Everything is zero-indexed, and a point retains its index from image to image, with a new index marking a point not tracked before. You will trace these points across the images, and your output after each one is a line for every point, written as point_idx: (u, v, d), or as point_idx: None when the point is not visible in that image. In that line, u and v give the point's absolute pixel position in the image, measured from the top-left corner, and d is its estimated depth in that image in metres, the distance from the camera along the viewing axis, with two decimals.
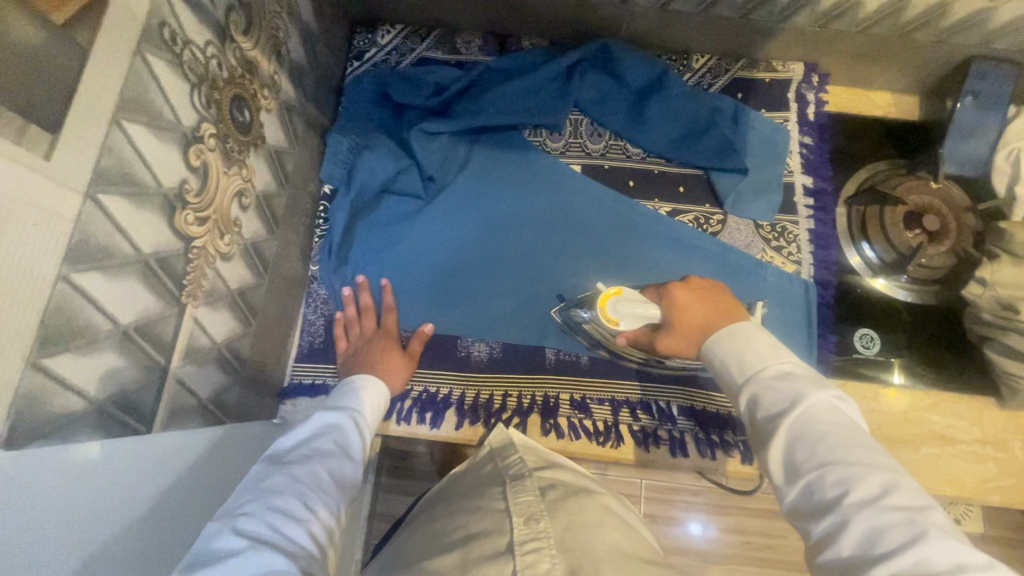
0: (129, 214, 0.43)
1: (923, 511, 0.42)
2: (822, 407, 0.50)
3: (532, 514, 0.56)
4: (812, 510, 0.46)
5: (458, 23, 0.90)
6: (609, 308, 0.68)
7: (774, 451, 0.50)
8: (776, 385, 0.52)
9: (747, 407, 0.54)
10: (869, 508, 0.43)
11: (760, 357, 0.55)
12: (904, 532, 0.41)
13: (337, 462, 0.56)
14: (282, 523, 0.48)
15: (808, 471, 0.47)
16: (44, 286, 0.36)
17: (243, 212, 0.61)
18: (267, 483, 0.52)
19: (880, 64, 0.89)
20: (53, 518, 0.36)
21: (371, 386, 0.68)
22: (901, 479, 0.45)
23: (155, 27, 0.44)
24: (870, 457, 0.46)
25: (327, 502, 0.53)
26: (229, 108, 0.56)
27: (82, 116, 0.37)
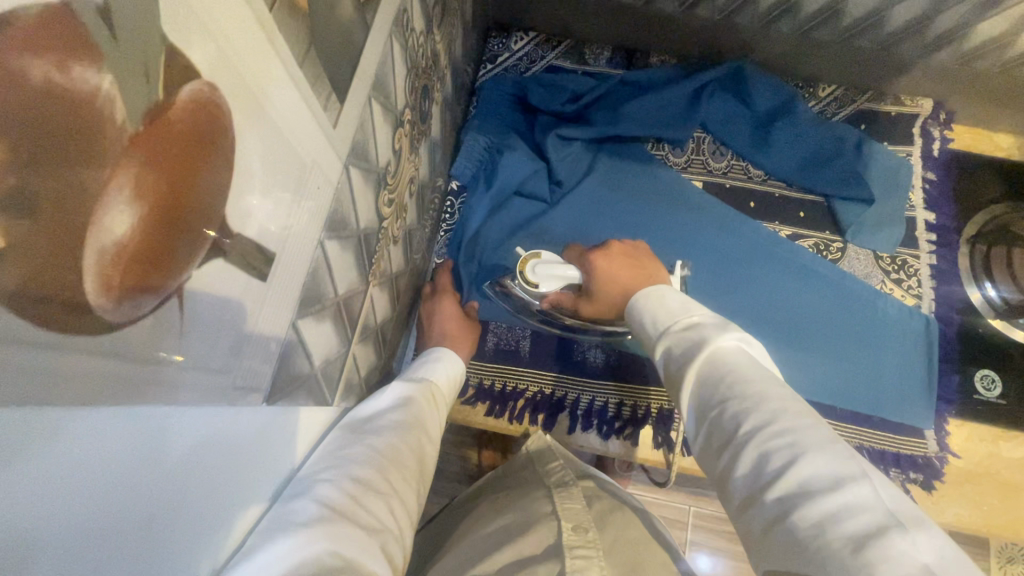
0: (359, 186, 0.44)
1: (808, 431, 0.39)
2: (726, 350, 0.48)
3: (582, 522, 0.55)
4: (715, 446, 0.44)
5: (590, 35, 0.92)
6: (528, 266, 0.70)
7: (687, 397, 0.48)
8: (686, 334, 0.52)
9: (662, 360, 0.53)
10: (757, 436, 0.40)
11: (670, 314, 0.56)
12: (786, 454, 0.38)
13: (413, 439, 0.50)
14: (362, 494, 0.41)
15: (712, 409, 0.45)
16: (311, 249, 0.37)
17: (410, 198, 0.63)
18: (344, 452, 0.45)
19: (1012, 107, 0.89)
20: (243, 471, 0.35)
21: (450, 362, 0.67)
22: (786, 402, 0.42)
23: (401, 13, 0.46)
24: (762, 388, 0.43)
25: (405, 481, 0.46)
26: (420, 96, 0.58)
27: (356, 90, 0.39)
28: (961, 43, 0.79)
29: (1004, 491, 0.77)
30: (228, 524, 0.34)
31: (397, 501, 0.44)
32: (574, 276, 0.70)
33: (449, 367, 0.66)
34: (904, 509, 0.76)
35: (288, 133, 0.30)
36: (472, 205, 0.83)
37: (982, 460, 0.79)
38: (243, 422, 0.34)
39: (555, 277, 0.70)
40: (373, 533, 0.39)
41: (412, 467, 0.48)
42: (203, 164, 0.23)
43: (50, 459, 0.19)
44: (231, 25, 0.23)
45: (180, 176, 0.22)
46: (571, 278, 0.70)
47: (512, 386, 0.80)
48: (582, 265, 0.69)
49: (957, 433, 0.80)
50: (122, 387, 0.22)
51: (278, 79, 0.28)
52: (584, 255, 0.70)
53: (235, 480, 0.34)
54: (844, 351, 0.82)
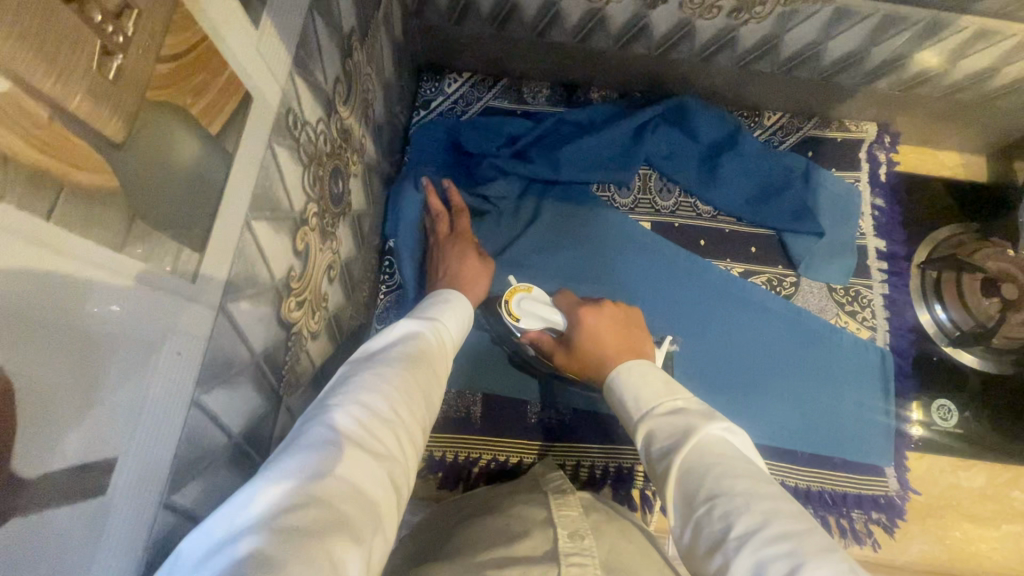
0: (249, 313, 0.40)
1: (802, 538, 0.35)
2: (712, 441, 0.44)
3: (578, 529, 0.51)
4: (702, 550, 0.39)
5: (527, 73, 0.88)
6: (512, 301, 0.69)
7: (669, 489, 0.43)
8: (668, 419, 0.48)
9: (642, 445, 0.49)
10: (748, 543, 0.36)
11: (653, 394, 0.51)
12: (783, 565, 0.34)
13: (423, 371, 0.51)
14: (372, 421, 0.43)
15: (699, 506, 0.40)
16: (180, 415, 0.33)
17: (331, 284, 0.58)
18: (354, 377, 0.47)
19: (955, 127, 0.88)
20: (210, 444, 0.37)
21: (458, 304, 0.65)
22: (780, 503, 0.38)
23: (284, 115, 0.41)
24: (753, 486, 0.39)
25: (414, 414, 0.48)
26: (329, 180, 0.53)
27: (223, 226, 0.34)
28: (900, 72, 0.78)
29: (964, 522, 0.78)
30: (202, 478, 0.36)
31: (405, 432, 0.45)
32: (557, 322, 0.70)
33: (459, 308, 0.65)
34: (868, 551, 0.76)
35: (114, 326, 0.26)
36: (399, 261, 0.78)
37: (942, 491, 0.79)
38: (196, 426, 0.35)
39: (537, 317, 0.70)
40: (381, 461, 0.41)
41: (422, 398, 0.49)
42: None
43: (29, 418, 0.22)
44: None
45: None
46: (554, 322, 0.70)
47: (465, 456, 0.76)
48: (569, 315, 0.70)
49: (917, 466, 0.80)
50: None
51: (81, 283, 0.23)
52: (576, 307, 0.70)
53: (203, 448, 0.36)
54: (802, 391, 0.81)
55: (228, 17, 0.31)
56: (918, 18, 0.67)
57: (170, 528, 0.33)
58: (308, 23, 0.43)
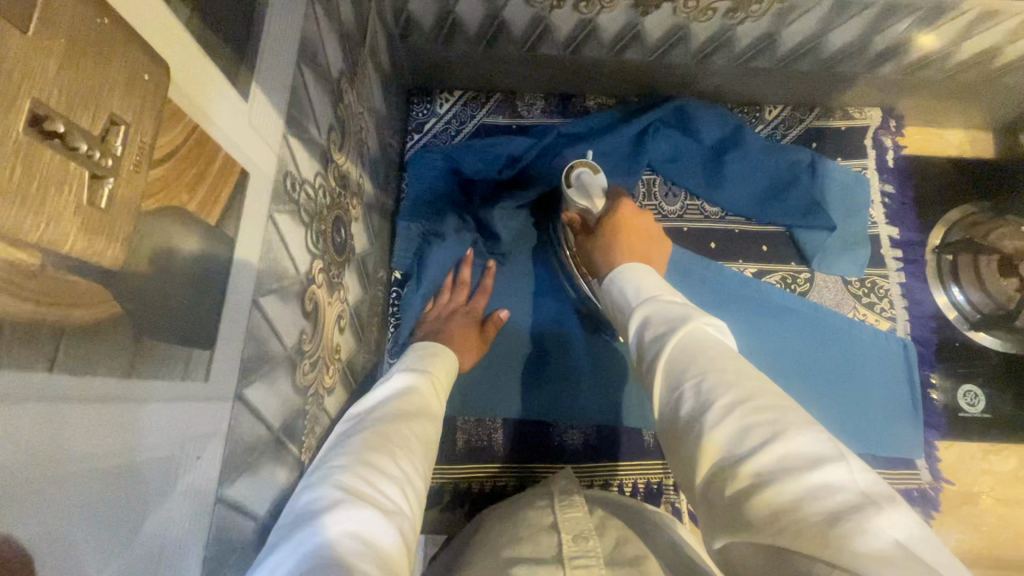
0: (265, 391, 0.38)
1: (787, 409, 0.34)
2: (707, 331, 0.41)
3: (582, 531, 0.50)
4: (680, 428, 0.37)
5: (518, 86, 0.85)
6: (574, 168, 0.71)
7: (656, 376, 0.40)
8: (667, 306, 0.45)
9: (636, 329, 0.45)
10: (733, 411, 0.34)
11: (653, 288, 0.48)
12: (767, 429, 0.32)
13: (421, 424, 0.51)
14: (376, 478, 0.42)
15: (685, 382, 0.38)
16: (206, 518, 0.31)
17: (342, 333, 0.57)
18: (354, 439, 0.47)
19: (960, 106, 0.86)
20: (237, 539, 0.35)
21: (434, 353, 0.64)
22: (767, 381, 0.36)
23: (282, 181, 0.39)
24: (742, 366, 0.37)
25: (418, 464, 0.47)
26: (331, 231, 0.51)
27: (232, 316, 0.32)
28: (902, 57, 0.76)
29: (1000, 508, 0.77)
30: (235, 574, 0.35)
31: (412, 482, 0.44)
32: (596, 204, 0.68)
33: (437, 357, 0.64)
34: None
35: (124, 458, 0.24)
36: (405, 305, 0.76)
37: (975, 479, 0.78)
38: (224, 521, 0.33)
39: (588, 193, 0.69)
40: (391, 515, 0.39)
41: (423, 451, 0.48)
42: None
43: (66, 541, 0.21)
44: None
45: None
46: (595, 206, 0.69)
47: (490, 485, 0.75)
48: (611, 200, 0.67)
49: (948, 456, 0.79)
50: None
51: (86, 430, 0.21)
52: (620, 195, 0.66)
53: (230, 543, 0.34)
54: (828, 390, 0.80)
55: (216, 98, 0.29)
56: (920, 5, 0.65)
57: None
58: (298, 79, 0.41)
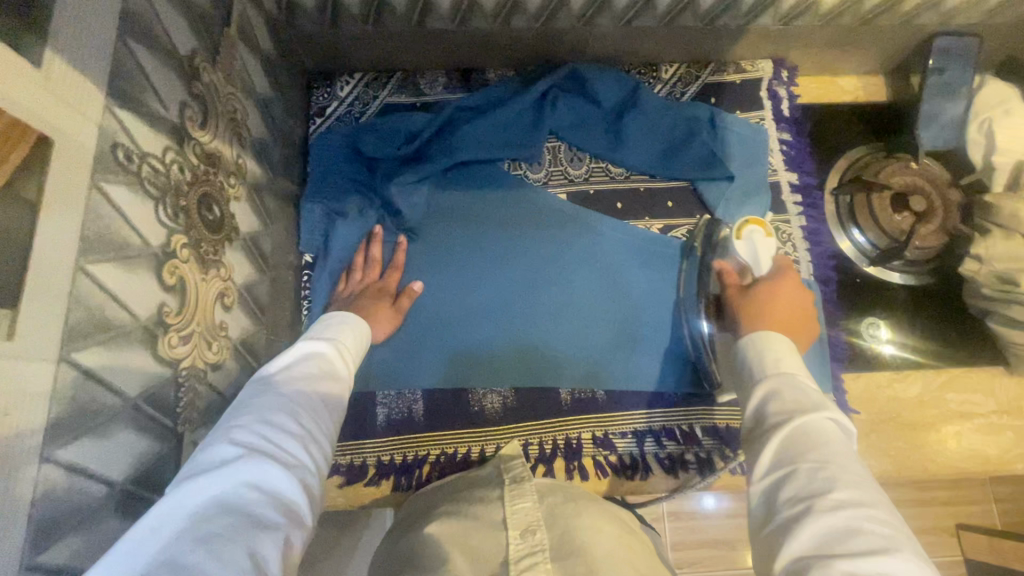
0: (108, 361, 0.39)
1: (903, 535, 0.39)
2: (835, 428, 0.46)
3: (529, 525, 0.55)
4: (783, 502, 0.42)
5: (418, 64, 0.86)
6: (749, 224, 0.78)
7: (770, 443, 0.46)
8: (798, 388, 0.50)
9: (761, 392, 0.51)
10: (847, 510, 0.39)
11: (794, 364, 0.53)
12: (876, 540, 0.38)
13: (327, 386, 0.53)
14: (279, 436, 0.45)
15: (805, 461, 0.43)
16: (26, 476, 0.32)
17: (228, 311, 0.57)
18: (257, 397, 0.48)
19: (847, 52, 0.89)
20: (78, 498, 0.36)
21: (356, 324, 0.66)
22: (888, 502, 0.41)
23: (109, 151, 0.39)
24: (866, 480, 0.42)
25: (322, 423, 0.50)
26: (197, 208, 0.51)
27: (43, 278, 0.33)
28: (777, 6, 0.78)
29: (908, 431, 0.81)
30: (76, 533, 0.36)
31: (316, 440, 0.47)
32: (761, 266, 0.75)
33: (357, 326, 0.66)
34: None
35: None
36: (315, 286, 0.77)
37: (883, 406, 0.81)
38: (54, 480, 0.34)
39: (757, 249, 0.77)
40: (292, 470, 0.43)
41: (327, 409, 0.51)
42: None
43: None
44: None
45: None
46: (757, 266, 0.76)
47: (414, 455, 0.76)
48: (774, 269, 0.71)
49: (855, 386, 0.82)
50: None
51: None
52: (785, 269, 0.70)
53: (68, 503, 0.35)
54: None
55: None
56: None
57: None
58: (122, 52, 0.41)
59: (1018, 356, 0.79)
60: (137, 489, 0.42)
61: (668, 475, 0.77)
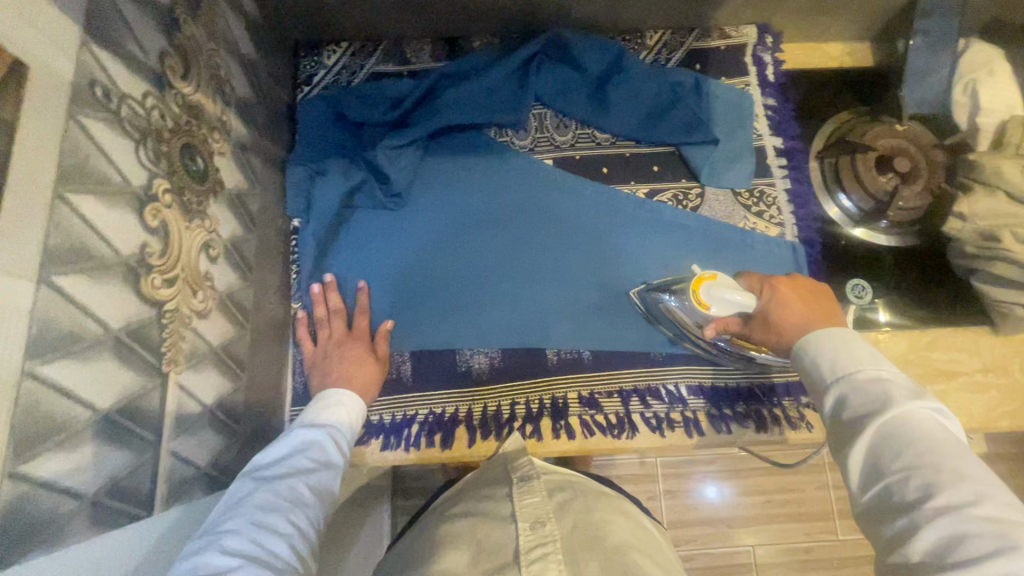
0: (89, 290, 0.40)
1: (1018, 527, 0.38)
2: (921, 420, 0.46)
3: (538, 518, 0.59)
4: (888, 513, 0.43)
5: (404, 32, 0.87)
6: (701, 289, 0.64)
7: (855, 457, 0.47)
8: (867, 388, 0.50)
9: (832, 405, 0.52)
10: (950, 514, 0.40)
11: (855, 360, 0.52)
12: (988, 541, 0.38)
13: (320, 476, 0.57)
14: (268, 539, 0.49)
15: (892, 473, 0.44)
16: (10, 387, 0.33)
17: (214, 264, 0.58)
18: (251, 497, 0.53)
19: (831, 16, 0.89)
20: (62, 419, 0.37)
21: (354, 396, 0.69)
22: (997, 489, 0.41)
23: (86, 86, 0.40)
24: (963, 470, 0.42)
25: (311, 518, 0.53)
26: (180, 157, 0.53)
27: (20, 198, 0.34)
28: None
29: None
30: (63, 453, 0.37)
31: (304, 535, 0.51)
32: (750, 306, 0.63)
33: (353, 402, 0.68)
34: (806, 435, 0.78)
35: None
36: (302, 249, 0.78)
37: None
38: (34, 396, 0.35)
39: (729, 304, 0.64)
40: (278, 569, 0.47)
41: (316, 502, 0.55)
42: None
43: None
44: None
45: None
46: (746, 306, 0.63)
47: (403, 414, 0.78)
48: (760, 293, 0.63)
49: None
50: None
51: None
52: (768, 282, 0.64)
53: (52, 424, 0.36)
54: None
55: None
56: None
57: (30, 491, 0.34)
58: None
59: (1001, 314, 0.78)
60: (123, 419, 0.43)
61: (654, 434, 0.77)
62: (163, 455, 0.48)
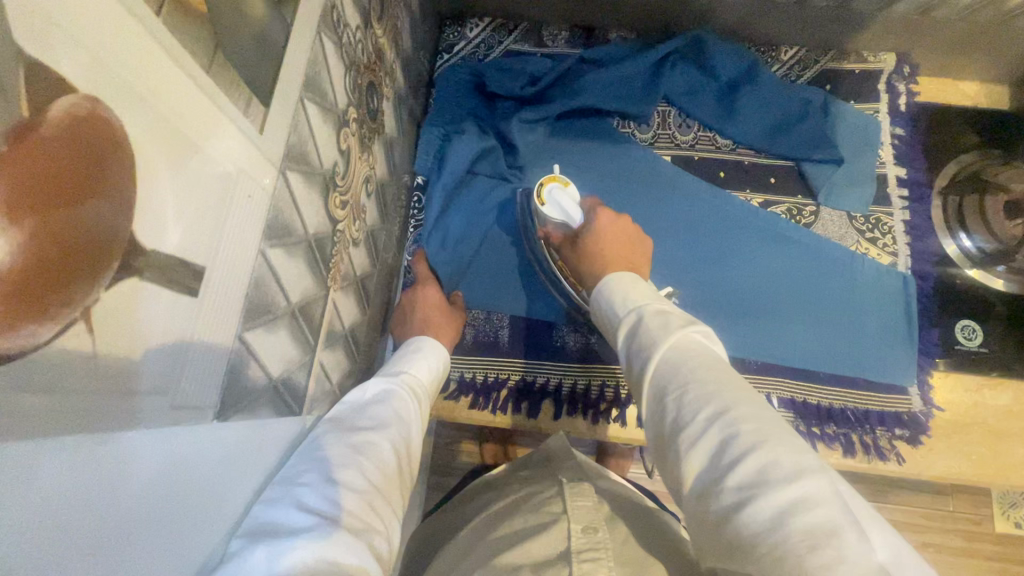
0: (302, 190, 0.43)
1: (767, 420, 0.36)
2: (685, 339, 0.43)
3: (592, 522, 0.53)
4: (667, 438, 0.39)
5: (546, 16, 0.90)
6: (545, 186, 0.71)
7: (646, 391, 0.42)
8: (654, 319, 0.45)
9: (627, 342, 0.47)
10: (717, 423, 0.36)
11: (641, 299, 0.49)
12: (745, 442, 0.34)
13: (398, 433, 0.50)
14: (345, 497, 0.40)
15: (670, 394, 0.40)
16: (252, 258, 0.37)
17: (368, 198, 0.62)
18: (323, 451, 0.45)
19: (975, 54, 0.88)
20: (268, 301, 0.40)
21: (429, 358, 0.63)
22: (748, 390, 0.38)
23: (329, 8, 0.45)
24: (720, 376, 0.39)
25: (391, 479, 0.45)
26: (365, 93, 0.56)
27: (283, 93, 0.38)
28: None
29: (992, 439, 0.77)
30: (262, 333, 0.40)
31: (384, 497, 0.43)
32: (574, 217, 0.69)
33: (429, 359, 0.63)
34: (893, 466, 0.76)
35: (203, 143, 0.29)
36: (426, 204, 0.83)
37: (968, 410, 0.78)
38: (258, 272, 0.38)
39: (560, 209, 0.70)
40: (361, 535, 0.39)
41: (396, 461, 0.47)
42: (72, 178, 0.21)
43: (154, 176, 0.26)
44: (81, 10, 0.21)
45: (52, 217, 0.21)
46: (572, 217, 0.69)
47: (495, 377, 0.79)
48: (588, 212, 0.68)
49: (941, 386, 0.80)
50: (16, 428, 0.20)
51: (171, 76, 0.26)
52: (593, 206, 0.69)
53: (260, 304, 0.39)
54: (827, 317, 0.82)
55: None
56: None
57: (239, 358, 0.37)
58: None
59: None
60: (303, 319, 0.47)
61: None
62: (311, 363, 0.51)
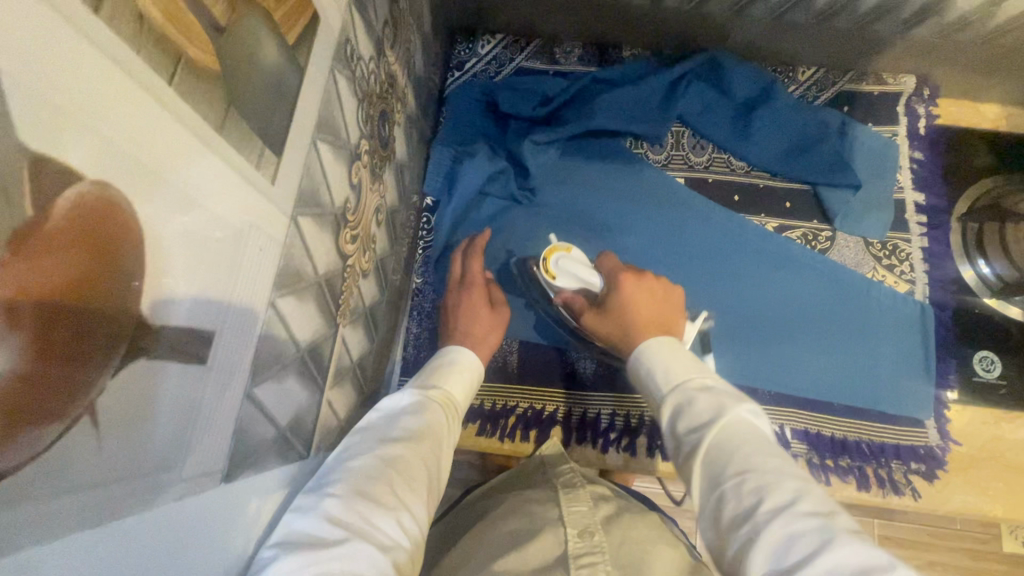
0: (313, 233, 0.42)
1: (832, 516, 0.35)
2: (738, 421, 0.43)
3: (587, 527, 0.52)
4: (725, 527, 0.38)
5: (559, 34, 0.88)
6: (550, 258, 0.68)
7: (696, 470, 0.42)
8: (701, 395, 0.46)
9: (668, 418, 0.47)
10: (781, 515, 0.35)
11: (684, 369, 0.49)
12: (811, 539, 0.33)
13: (428, 445, 0.48)
14: (372, 509, 0.39)
15: (726, 480, 0.39)
16: (261, 311, 0.35)
17: (378, 227, 0.61)
18: (354, 459, 0.44)
19: (999, 77, 0.86)
20: (278, 351, 0.39)
21: (462, 367, 0.61)
22: (811, 485, 0.38)
23: (343, 43, 0.43)
24: (780, 466, 0.39)
25: (420, 491, 0.44)
26: (377, 122, 0.55)
27: (295, 139, 0.37)
28: (939, 18, 0.77)
29: (1009, 474, 0.75)
30: (271, 383, 0.39)
31: (412, 510, 0.42)
32: (593, 281, 0.67)
33: (462, 369, 0.62)
34: (908, 501, 0.75)
35: (214, 206, 0.28)
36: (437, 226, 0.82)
37: (985, 444, 0.77)
38: (267, 322, 0.36)
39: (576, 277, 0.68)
40: (388, 550, 0.38)
41: (427, 474, 0.46)
42: (83, 271, 0.20)
43: (166, 249, 0.25)
44: (89, 95, 0.19)
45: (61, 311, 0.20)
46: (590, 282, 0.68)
47: (503, 404, 0.78)
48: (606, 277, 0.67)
49: (958, 418, 0.78)
50: (28, 533, 0.19)
51: (184, 144, 0.25)
52: (614, 270, 0.66)
53: (270, 353, 0.38)
54: (843, 345, 0.80)
55: None
56: None
57: (248, 413, 0.36)
58: None
59: None
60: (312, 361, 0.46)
61: None
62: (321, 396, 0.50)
